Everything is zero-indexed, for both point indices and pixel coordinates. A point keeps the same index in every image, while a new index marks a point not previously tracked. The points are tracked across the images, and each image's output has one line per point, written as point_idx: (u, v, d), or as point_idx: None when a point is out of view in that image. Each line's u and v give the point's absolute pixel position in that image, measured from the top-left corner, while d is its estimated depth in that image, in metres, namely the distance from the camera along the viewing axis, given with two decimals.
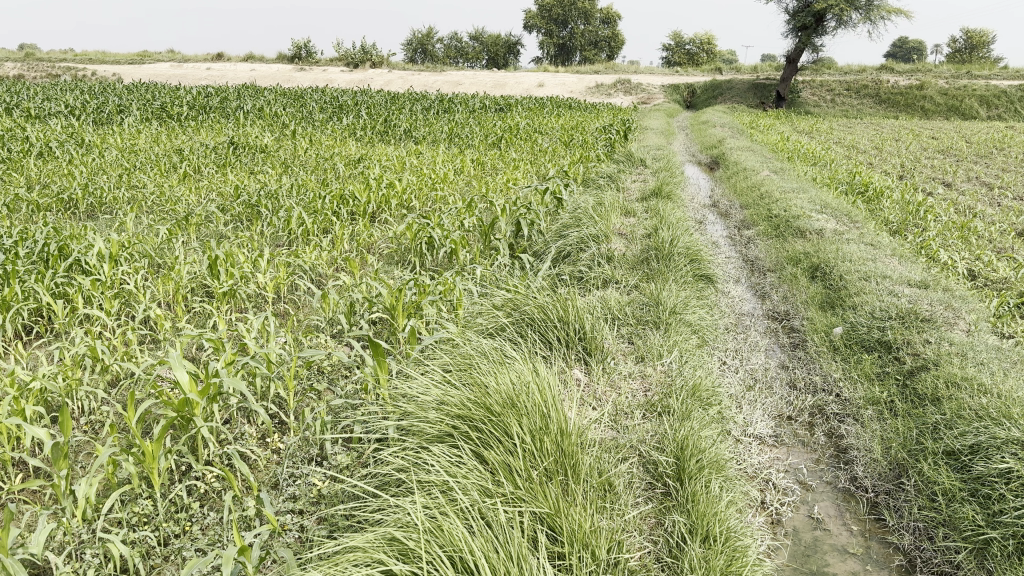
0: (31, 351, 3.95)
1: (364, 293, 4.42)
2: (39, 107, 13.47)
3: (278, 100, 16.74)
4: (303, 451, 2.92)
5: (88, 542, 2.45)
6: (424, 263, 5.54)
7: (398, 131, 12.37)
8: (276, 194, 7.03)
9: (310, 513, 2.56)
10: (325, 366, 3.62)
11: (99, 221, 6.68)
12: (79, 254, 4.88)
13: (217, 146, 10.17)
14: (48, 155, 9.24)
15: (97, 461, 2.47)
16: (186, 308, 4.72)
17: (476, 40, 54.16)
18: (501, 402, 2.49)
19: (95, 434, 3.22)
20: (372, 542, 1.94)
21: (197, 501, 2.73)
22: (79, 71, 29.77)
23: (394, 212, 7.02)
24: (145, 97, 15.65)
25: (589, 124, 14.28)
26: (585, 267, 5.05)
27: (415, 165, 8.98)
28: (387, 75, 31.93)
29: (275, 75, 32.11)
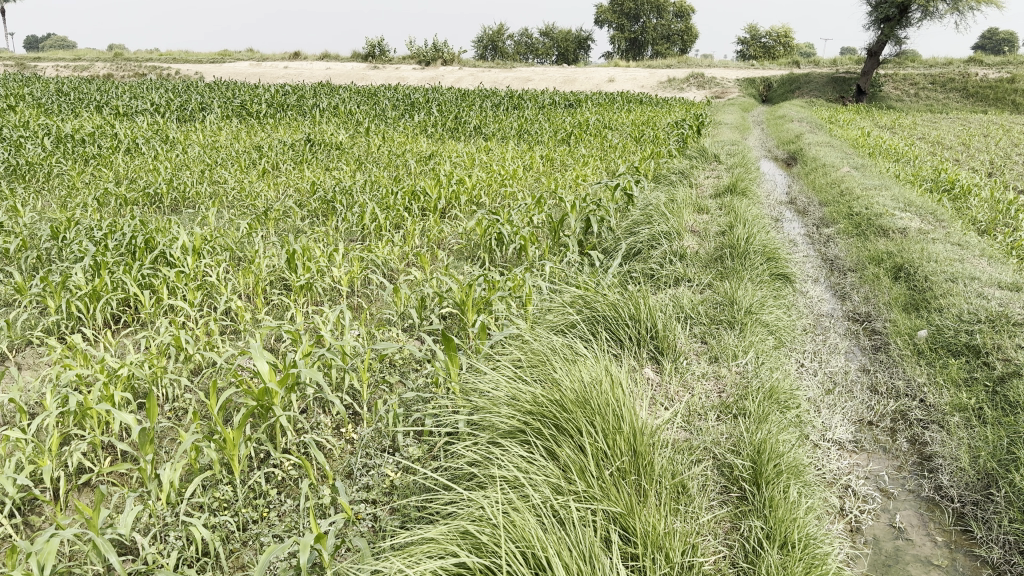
0: (119, 339, 4.13)
1: (436, 287, 4.47)
2: (127, 105, 14.03)
3: (353, 97, 17.05)
4: (376, 442, 2.97)
5: (171, 525, 2.55)
6: (495, 259, 5.56)
7: (468, 128, 12.46)
8: (350, 190, 7.16)
9: (383, 504, 2.60)
10: (396, 360, 3.67)
11: (183, 215, 6.92)
12: (165, 247, 5.07)
13: (293, 143, 10.41)
14: (135, 151, 9.61)
15: (182, 447, 2.57)
16: (264, 301, 4.86)
17: (547, 36, 54.08)
18: (573, 400, 2.47)
19: (179, 420, 3.34)
20: (446, 534, 1.96)
21: (275, 488, 2.80)
22: (164, 71, 30.84)
23: (464, 208, 7.07)
24: (226, 96, 16.14)
25: (661, 119, 14.10)
26: (657, 265, 4.99)
27: (486, 162, 9.02)
28: (458, 72, 32.16)
29: (349, 73, 32.69)
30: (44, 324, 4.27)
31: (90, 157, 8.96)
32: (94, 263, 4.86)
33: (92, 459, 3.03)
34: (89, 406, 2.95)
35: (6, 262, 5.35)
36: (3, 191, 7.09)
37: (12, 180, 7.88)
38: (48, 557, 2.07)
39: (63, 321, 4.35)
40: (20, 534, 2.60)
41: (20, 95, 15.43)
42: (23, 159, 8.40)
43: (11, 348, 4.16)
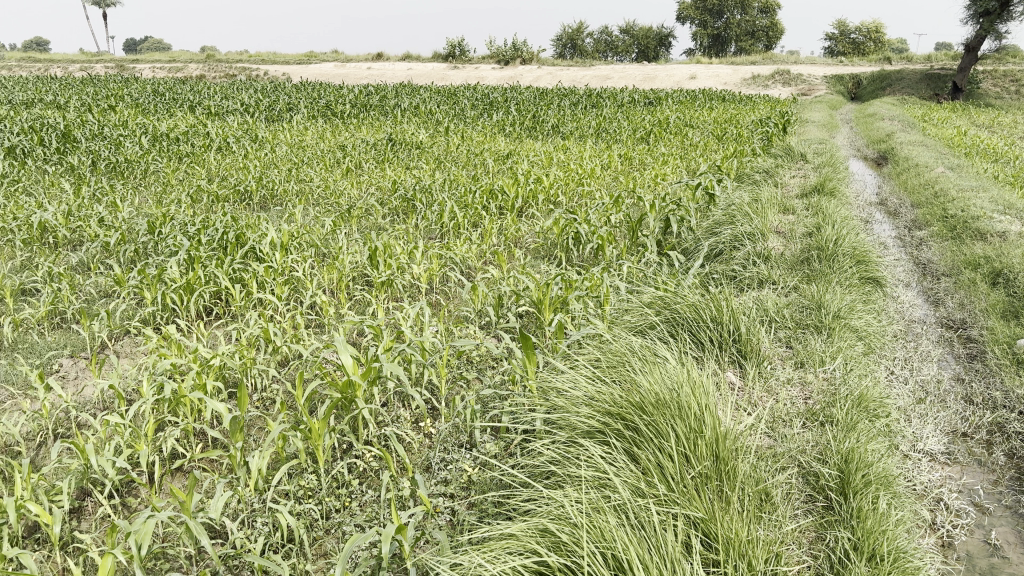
0: (211, 330, 4.31)
1: (513, 286, 4.49)
2: (218, 105, 14.56)
3: (432, 97, 17.27)
4: (454, 438, 3.01)
5: (259, 511, 2.64)
6: (572, 259, 5.55)
7: (546, 127, 12.47)
8: (430, 188, 7.26)
9: (461, 499, 2.64)
10: (474, 357, 3.70)
11: (272, 212, 7.14)
12: (254, 243, 5.26)
13: (375, 142, 10.61)
14: (225, 150, 9.97)
15: (269, 436, 2.68)
16: (346, 297, 4.97)
17: (627, 33, 53.59)
18: (654, 401, 2.45)
19: (266, 409, 3.46)
20: (526, 531, 1.98)
21: (357, 478, 2.87)
22: (252, 70, 31.95)
23: (542, 207, 7.07)
24: (312, 96, 16.59)
25: (744, 117, 13.80)
26: (739, 266, 4.88)
27: (564, 161, 9.00)
28: (537, 71, 32.18)
29: (429, 73, 33.08)
30: (141, 314, 4.48)
31: (184, 155, 9.34)
32: (188, 257, 5.07)
33: (185, 443, 3.17)
34: (184, 394, 3.10)
35: (107, 256, 5.64)
36: (105, 187, 7.47)
37: (113, 176, 8.29)
38: (145, 537, 2.17)
39: (159, 312, 4.56)
40: (119, 514, 2.73)
41: (121, 96, 16.21)
42: (123, 157, 8.82)
43: (111, 337, 4.38)
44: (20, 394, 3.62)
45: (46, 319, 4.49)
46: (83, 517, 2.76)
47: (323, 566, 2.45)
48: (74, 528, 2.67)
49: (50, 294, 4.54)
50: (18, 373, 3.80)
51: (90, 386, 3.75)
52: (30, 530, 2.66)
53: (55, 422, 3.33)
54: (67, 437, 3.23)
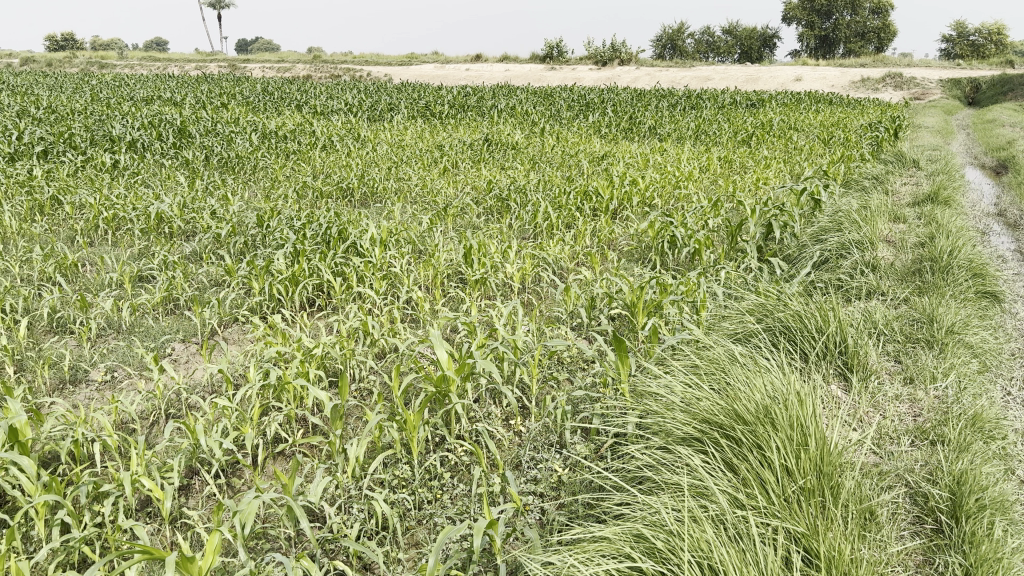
0: (313, 322, 4.47)
1: (607, 288, 4.48)
2: (324, 104, 15.05)
3: (530, 98, 17.35)
4: (544, 437, 3.03)
5: (355, 498, 2.73)
6: (668, 263, 5.48)
7: (643, 129, 12.35)
8: (525, 189, 7.31)
9: (550, 498, 2.65)
10: (565, 357, 3.71)
11: (371, 209, 7.34)
12: (356, 239, 5.43)
13: (472, 143, 10.75)
14: (329, 148, 10.29)
15: (367, 426, 2.78)
16: (442, 293, 5.05)
17: (729, 34, 52.50)
18: (755, 410, 2.39)
19: (364, 400, 3.57)
20: (620, 535, 1.97)
21: (448, 471, 2.93)
22: (355, 71, 32.83)
23: (638, 209, 7.00)
24: (412, 96, 16.95)
25: (852, 121, 13.29)
26: (846, 275, 4.71)
27: (661, 163, 8.88)
28: (636, 72, 31.86)
29: (527, 74, 33.22)
30: (249, 304, 4.69)
31: (290, 152, 9.69)
32: (294, 250, 5.28)
33: (287, 429, 3.30)
34: (287, 381, 3.24)
35: (218, 246, 5.91)
36: (217, 181, 7.83)
37: (224, 171, 8.68)
38: (250, 517, 2.27)
39: (265, 302, 4.76)
40: (225, 493, 2.87)
41: (233, 94, 16.95)
42: (234, 152, 9.22)
43: (220, 324, 4.59)
44: (137, 375, 3.84)
45: (161, 305, 4.74)
46: (191, 494, 2.90)
47: (414, 555, 2.52)
48: (183, 504, 2.81)
49: (166, 282, 4.80)
50: (135, 355, 4.03)
51: (200, 370, 3.95)
52: (143, 504, 2.81)
53: (168, 403, 3.53)
54: (178, 417, 3.41)
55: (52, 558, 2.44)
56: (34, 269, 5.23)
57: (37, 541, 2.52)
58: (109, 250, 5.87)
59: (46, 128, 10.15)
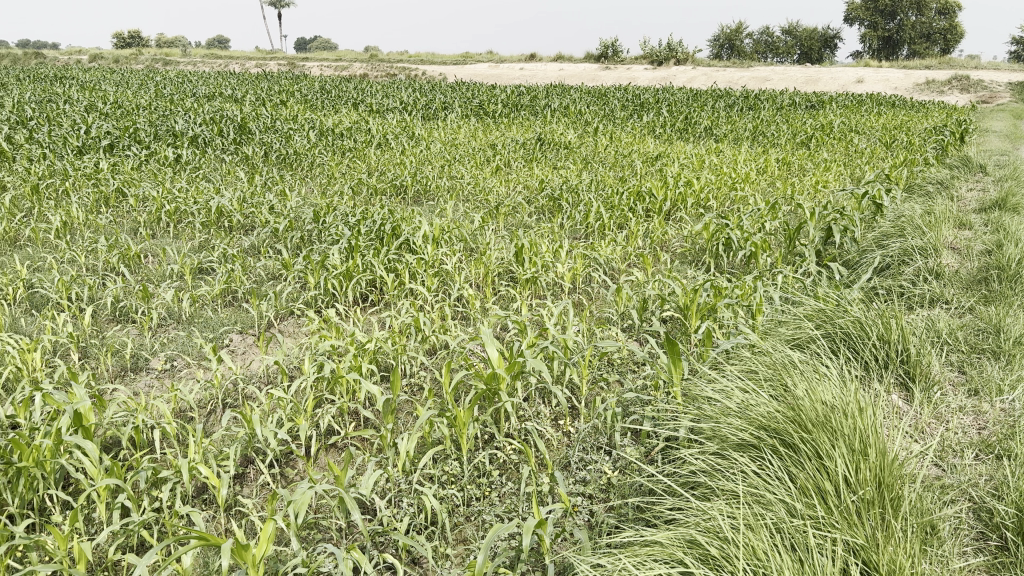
0: (366, 317, 4.53)
1: (660, 290, 4.44)
2: (379, 103, 15.23)
3: (584, 98, 17.28)
4: (593, 438, 3.01)
5: (404, 492, 2.76)
6: (722, 266, 5.41)
7: (699, 129, 12.20)
8: (577, 188, 7.29)
9: (599, 500, 2.63)
10: (616, 359, 3.68)
11: (424, 206, 7.40)
12: (409, 236, 5.48)
13: (525, 142, 10.75)
14: (384, 145, 10.41)
15: (417, 421, 2.80)
16: (492, 292, 5.07)
17: (789, 35, 51.57)
18: (814, 418, 2.33)
19: (415, 395, 3.60)
20: (673, 540, 1.95)
21: (497, 469, 2.94)
22: (411, 70, 33.12)
23: (692, 211, 6.91)
24: (467, 96, 17.04)
25: (917, 124, 12.93)
26: (908, 282, 4.58)
27: (716, 165, 8.76)
28: (692, 72, 31.50)
29: (581, 73, 33.10)
30: (304, 297, 4.76)
31: (346, 150, 9.82)
32: (348, 246, 5.35)
33: (339, 422, 3.35)
34: (340, 375, 3.29)
35: (275, 241, 6.02)
36: (275, 177, 7.98)
37: (282, 167, 8.84)
38: (302, 507, 2.32)
39: (319, 296, 4.83)
40: (278, 482, 2.92)
41: (292, 92, 17.24)
42: (292, 149, 9.39)
43: (276, 317, 4.67)
44: (196, 364, 3.93)
45: (220, 297, 4.85)
46: (246, 482, 2.96)
47: (462, 551, 2.53)
48: (238, 492, 2.87)
49: (225, 274, 4.92)
50: (195, 344, 4.13)
51: (256, 361, 4.02)
52: (199, 491, 2.88)
53: (225, 392, 3.61)
54: (234, 407, 3.48)
55: (112, 540, 2.51)
56: (100, 259, 5.39)
57: (98, 523, 2.60)
58: (171, 242, 6.03)
59: (113, 123, 10.46)
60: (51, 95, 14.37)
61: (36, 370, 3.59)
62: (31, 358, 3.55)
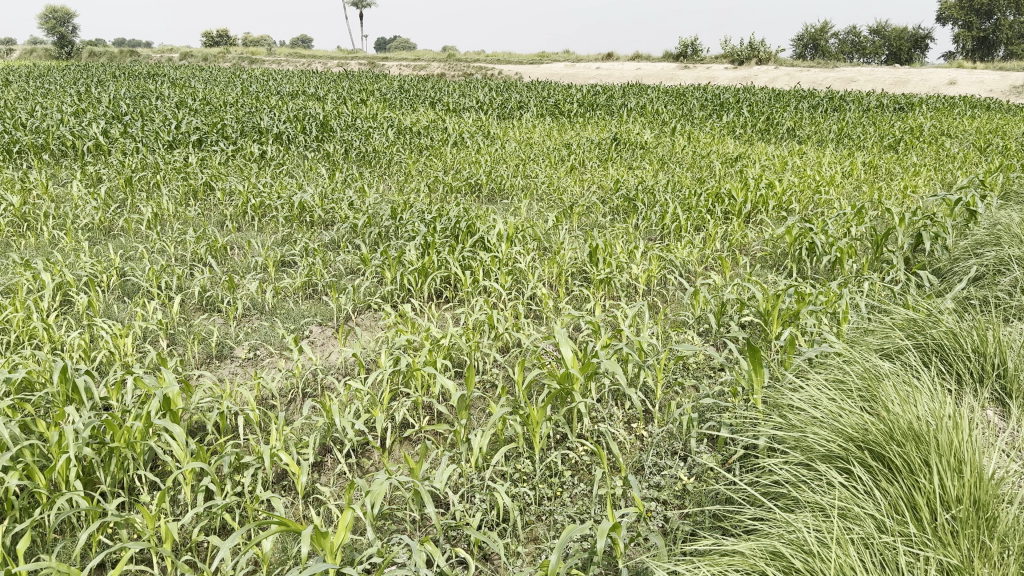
0: (441, 313, 4.58)
1: (739, 294, 4.35)
2: (456, 102, 15.37)
3: (662, 97, 17.06)
4: (668, 444, 2.97)
5: (477, 488, 2.78)
6: (805, 271, 5.26)
7: (780, 130, 11.91)
8: (653, 189, 7.20)
9: (674, 506, 2.59)
10: (692, 363, 3.62)
11: (499, 205, 7.43)
12: (484, 234, 5.51)
13: (602, 141, 10.69)
14: (460, 144, 10.49)
15: (491, 418, 2.82)
16: (566, 291, 5.05)
17: (877, 34, 49.88)
18: (908, 430, 2.24)
19: (488, 392, 3.62)
20: (755, 551, 1.91)
21: (570, 470, 2.92)
22: (488, 70, 33.27)
23: (774, 214, 6.74)
24: (543, 95, 17.04)
25: (1015, 128, 12.33)
26: (1004, 293, 4.36)
27: (800, 167, 8.53)
28: (773, 72, 30.75)
29: (659, 73, 32.68)
30: (381, 292, 4.84)
31: (424, 148, 9.94)
32: (425, 243, 5.42)
33: (414, 415, 3.39)
34: (415, 369, 3.33)
35: (354, 236, 6.14)
36: (355, 174, 8.13)
37: (361, 164, 9.01)
38: (379, 497, 2.38)
39: (396, 291, 4.91)
40: (354, 472, 2.97)
41: (372, 90, 17.56)
42: (371, 147, 9.55)
43: (354, 310, 4.76)
44: (278, 354, 4.04)
45: (301, 289, 4.97)
46: (323, 470, 3.02)
47: (534, 551, 2.52)
48: (316, 480, 2.93)
49: (306, 268, 5.04)
50: (276, 335, 4.24)
51: (334, 352, 4.11)
52: (278, 476, 2.95)
53: (305, 382, 3.70)
54: (313, 397, 3.56)
55: (196, 521, 2.59)
56: (188, 250, 5.59)
57: (183, 504, 2.69)
58: (255, 235, 6.21)
59: (202, 119, 10.84)
60: (145, 91, 14.99)
61: (128, 354, 3.74)
62: (123, 343, 3.70)
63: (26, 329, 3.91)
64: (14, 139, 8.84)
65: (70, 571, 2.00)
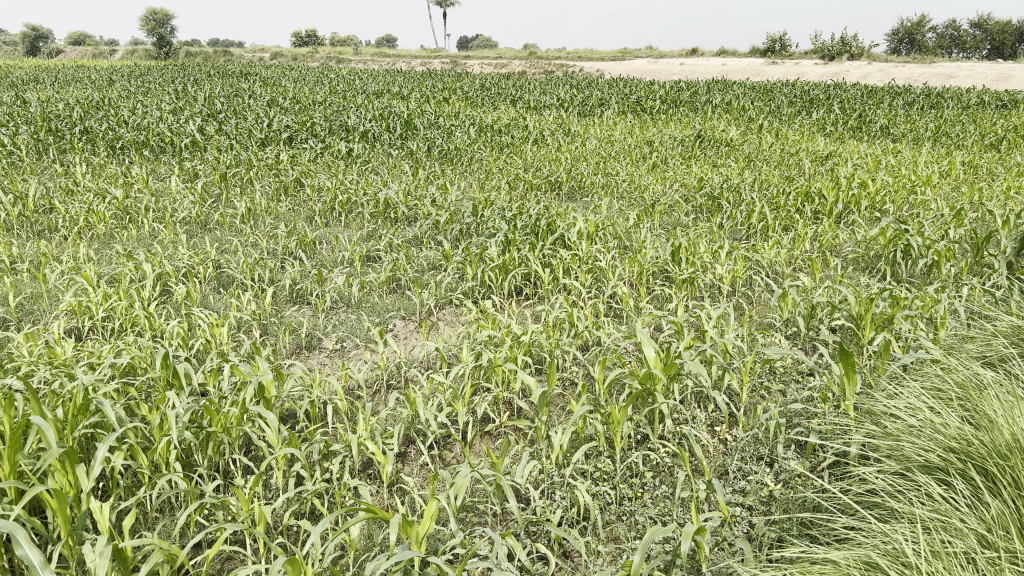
0: (521, 310, 4.61)
1: (828, 297, 4.23)
2: (538, 99, 15.38)
3: (747, 94, 16.69)
4: (753, 449, 2.91)
5: (557, 484, 2.79)
6: (899, 274, 5.07)
7: (873, 128, 11.50)
8: (739, 187, 7.05)
9: (759, 513, 2.54)
10: (779, 367, 3.54)
11: (579, 203, 7.40)
12: (565, 232, 5.52)
13: (685, 139, 10.53)
14: (541, 141, 10.50)
15: (572, 416, 2.83)
16: (647, 290, 5.01)
17: (978, 28, 47.59)
18: (1014, 441, 2.15)
19: (569, 389, 3.63)
20: (849, 561, 1.87)
21: (652, 471, 2.90)
22: (570, 68, 33.15)
23: (866, 214, 6.50)
24: (625, 91, 16.87)
25: None
26: None
27: (894, 167, 8.22)
28: (866, 68, 29.70)
29: (745, 69, 31.94)
30: (463, 288, 4.91)
31: (505, 146, 9.99)
32: (506, 240, 5.45)
33: (495, 411, 3.43)
34: (497, 364, 3.37)
35: (437, 233, 6.23)
36: (437, 172, 8.25)
37: (443, 162, 9.12)
38: (463, 489, 2.43)
39: (476, 287, 4.96)
40: (437, 464, 3.02)
41: (454, 89, 17.76)
42: (453, 145, 9.66)
43: (436, 305, 4.84)
44: (364, 346, 4.14)
45: (385, 283, 5.07)
46: (407, 461, 3.08)
47: (614, 550, 2.51)
48: (400, 470, 3.00)
49: (390, 263, 5.15)
50: (362, 328, 4.35)
51: (417, 346, 4.19)
52: (364, 465, 3.02)
53: (389, 374, 3.78)
54: (397, 388, 3.64)
55: (287, 506, 2.68)
56: (279, 244, 5.78)
57: (275, 489, 2.79)
58: (341, 230, 6.36)
59: (291, 117, 11.16)
60: (239, 90, 15.55)
61: (223, 342, 3.89)
62: (219, 331, 3.85)
63: (129, 317, 4.11)
64: (118, 136, 9.30)
65: (171, 548, 2.10)
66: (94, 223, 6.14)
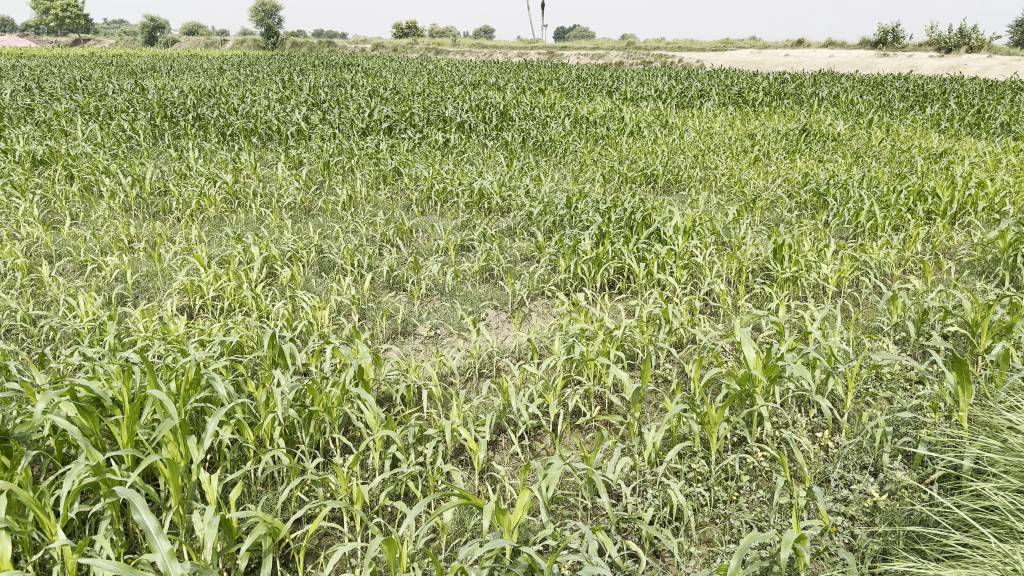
0: (615, 304, 4.58)
1: (940, 302, 4.03)
2: (635, 91, 15.18)
3: (856, 87, 16.02)
4: (857, 457, 2.81)
5: (649, 483, 2.76)
6: (1019, 279, 4.79)
7: (994, 124, 10.86)
8: (846, 184, 6.79)
9: (862, 523, 2.45)
10: (886, 373, 3.40)
11: (676, 196, 7.29)
12: (661, 227, 5.44)
13: (788, 132, 10.21)
14: (638, 134, 10.37)
15: (667, 414, 2.79)
16: (746, 288, 4.89)
17: None
18: None
19: (663, 386, 3.59)
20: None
21: (748, 474, 2.83)
22: (668, 58, 32.56)
23: (983, 215, 6.16)
24: (726, 83, 16.46)
25: None
26: None
27: (1015, 166, 7.74)
28: (986, 62, 28.04)
29: (855, 61, 30.64)
30: (556, 280, 4.91)
31: (601, 137, 9.91)
32: (601, 233, 5.41)
33: (587, 404, 3.42)
34: (590, 359, 3.36)
35: (531, 224, 6.25)
36: (532, 163, 8.26)
37: (538, 154, 9.11)
38: (554, 481, 2.44)
39: (570, 280, 4.95)
40: (528, 455, 3.04)
41: (551, 80, 17.69)
42: (549, 136, 9.65)
43: (529, 297, 4.87)
44: (457, 334, 4.20)
45: (479, 273, 5.12)
46: (499, 449, 3.11)
47: (707, 552, 2.48)
48: (492, 458, 3.03)
49: (485, 254, 5.20)
50: (457, 316, 4.41)
51: (509, 336, 4.22)
52: (457, 451, 3.07)
53: (482, 362, 3.82)
54: (490, 377, 3.68)
55: (384, 487, 2.75)
56: (378, 231, 5.91)
57: (372, 469, 2.86)
58: (437, 220, 6.46)
59: (392, 107, 11.38)
60: (341, 80, 15.95)
61: (324, 325, 4.02)
62: (321, 314, 3.98)
63: (237, 297, 4.29)
64: (228, 123, 9.69)
65: (274, 521, 2.18)
66: (205, 206, 6.43)
